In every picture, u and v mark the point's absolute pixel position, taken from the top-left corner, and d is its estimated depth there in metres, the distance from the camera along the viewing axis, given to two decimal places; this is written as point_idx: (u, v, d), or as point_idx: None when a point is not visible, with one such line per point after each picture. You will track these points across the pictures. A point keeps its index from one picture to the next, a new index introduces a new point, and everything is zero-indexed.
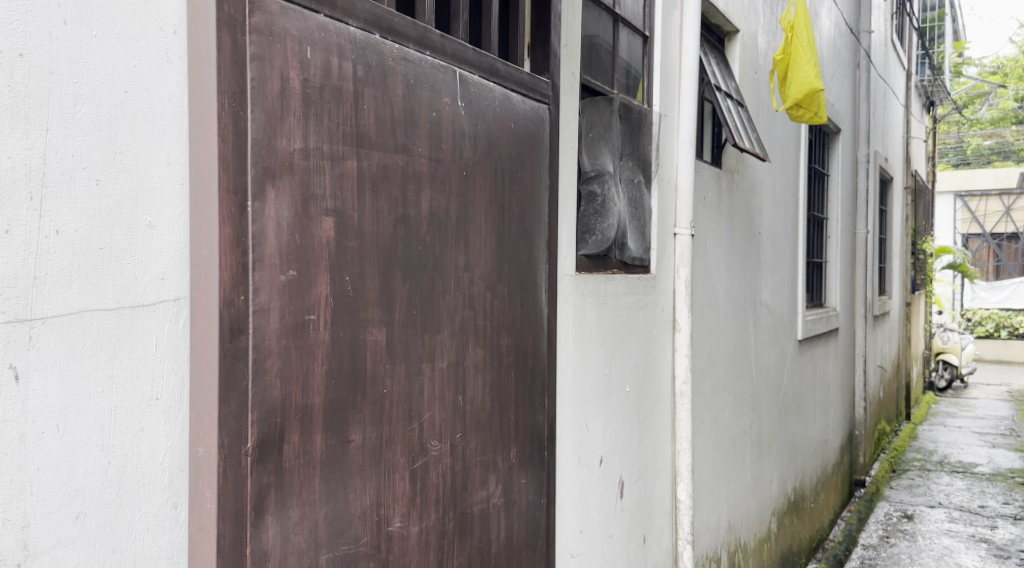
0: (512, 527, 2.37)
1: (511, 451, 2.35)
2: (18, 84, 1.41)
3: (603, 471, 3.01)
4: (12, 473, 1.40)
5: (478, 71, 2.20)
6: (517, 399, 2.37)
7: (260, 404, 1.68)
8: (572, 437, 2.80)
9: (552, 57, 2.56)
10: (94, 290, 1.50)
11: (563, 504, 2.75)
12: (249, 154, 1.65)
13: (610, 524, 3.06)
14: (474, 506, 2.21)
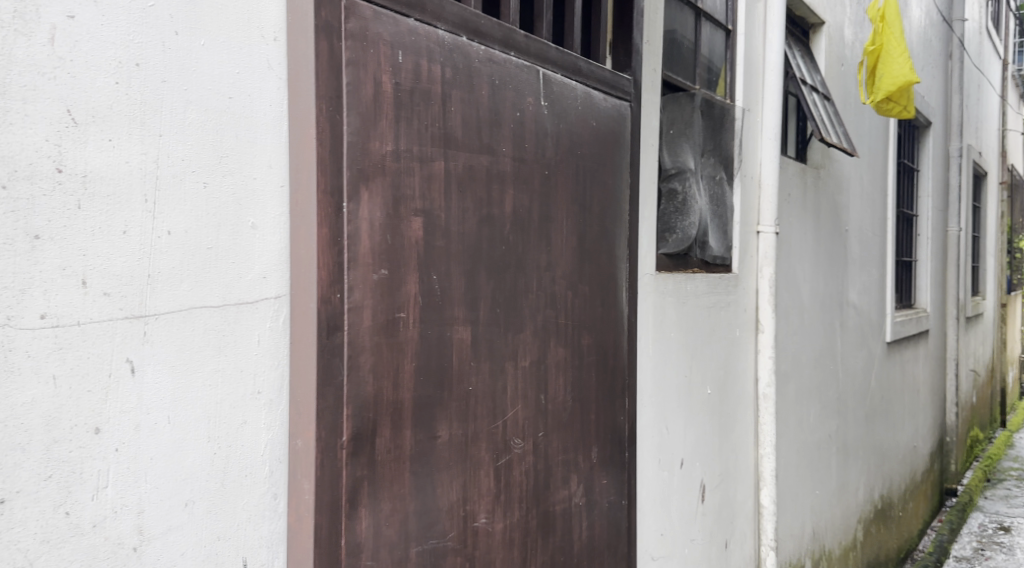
0: (594, 527, 2.40)
1: (592, 451, 2.38)
2: (135, 92, 1.44)
3: (684, 473, 3.01)
4: (128, 462, 1.44)
5: (561, 70, 2.23)
6: (598, 400, 2.40)
7: (354, 399, 1.73)
8: (653, 439, 2.81)
9: (634, 54, 2.57)
10: (202, 288, 1.54)
11: (644, 506, 2.77)
12: (344, 157, 1.70)
13: (691, 527, 3.06)
14: (557, 505, 2.25)
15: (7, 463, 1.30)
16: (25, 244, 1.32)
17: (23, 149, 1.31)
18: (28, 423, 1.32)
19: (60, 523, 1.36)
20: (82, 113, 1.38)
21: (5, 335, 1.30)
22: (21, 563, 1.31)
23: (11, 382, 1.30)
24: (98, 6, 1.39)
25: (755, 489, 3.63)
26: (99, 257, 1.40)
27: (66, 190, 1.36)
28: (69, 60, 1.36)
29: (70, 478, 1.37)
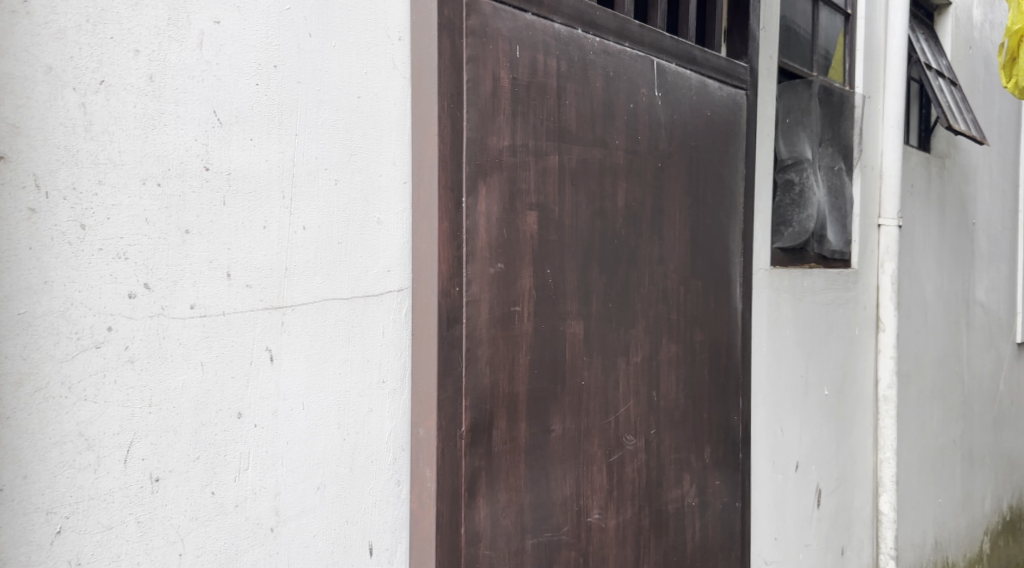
0: (707, 528, 2.38)
1: (705, 452, 2.37)
2: (273, 93, 1.52)
3: (800, 476, 2.96)
4: (266, 445, 1.51)
5: (676, 60, 2.23)
6: (711, 398, 2.38)
7: (473, 390, 1.77)
8: (767, 441, 2.77)
9: (750, 41, 2.54)
10: (333, 280, 1.61)
11: (758, 510, 2.73)
12: (464, 152, 1.74)
13: (806, 532, 3.01)
14: (669, 504, 2.24)
15: (161, 443, 1.38)
16: (176, 238, 1.40)
17: (176, 149, 1.40)
18: (179, 407, 1.40)
19: (206, 501, 1.43)
20: (227, 114, 1.46)
21: (159, 324, 1.38)
22: (173, 537, 1.40)
23: (164, 367, 1.39)
24: (240, 12, 1.47)
25: (874, 495, 3.54)
26: (241, 251, 1.48)
27: (213, 187, 1.44)
28: (215, 64, 1.44)
29: (215, 459, 1.44)
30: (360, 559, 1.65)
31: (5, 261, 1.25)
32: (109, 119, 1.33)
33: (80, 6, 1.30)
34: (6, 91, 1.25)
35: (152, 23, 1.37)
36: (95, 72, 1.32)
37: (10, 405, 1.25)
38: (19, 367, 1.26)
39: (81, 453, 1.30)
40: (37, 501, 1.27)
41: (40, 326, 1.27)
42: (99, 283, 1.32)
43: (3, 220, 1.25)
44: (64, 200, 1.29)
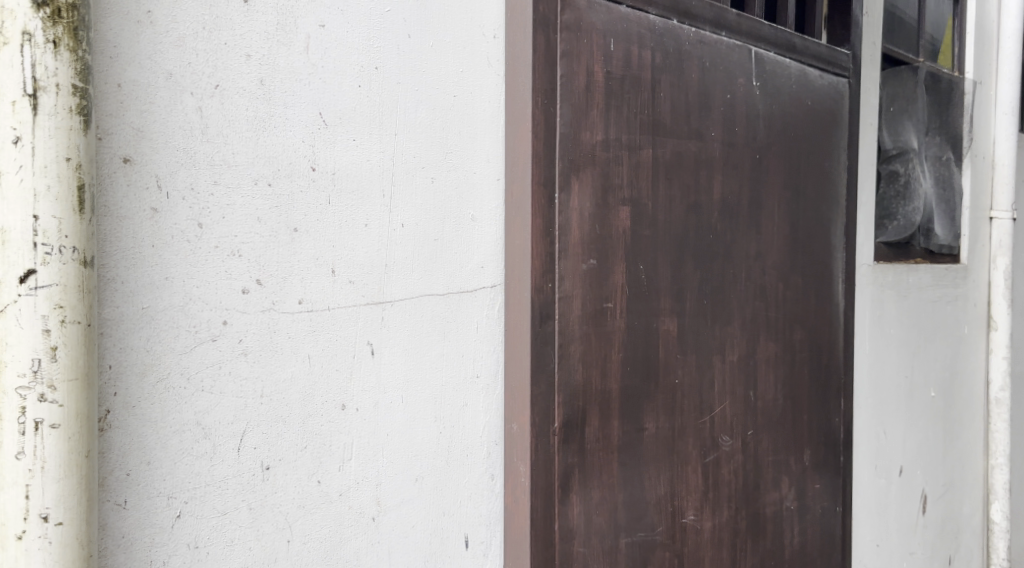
0: (807, 533, 2.34)
1: (804, 454, 2.33)
2: (375, 93, 1.55)
3: (904, 481, 2.88)
4: (368, 437, 1.55)
5: (775, 48, 2.19)
6: (811, 399, 2.34)
7: (566, 387, 1.77)
8: (870, 444, 2.71)
9: (853, 26, 2.48)
10: (430, 277, 1.64)
11: (860, 515, 2.67)
12: (558, 147, 1.75)
13: (910, 540, 2.93)
14: (767, 507, 2.21)
15: (271, 433, 1.43)
16: (286, 236, 1.45)
17: (285, 150, 1.44)
18: (288, 397, 1.45)
19: (313, 490, 1.48)
20: (332, 116, 1.50)
21: (270, 318, 1.43)
22: (282, 524, 1.45)
23: (275, 360, 1.44)
24: (344, 14, 1.51)
25: (983, 502, 3.42)
26: (345, 248, 1.52)
27: (319, 186, 1.48)
28: (321, 66, 1.48)
29: (321, 449, 1.49)
30: (455, 552, 1.68)
31: (131, 258, 1.30)
32: (223, 122, 1.38)
33: (197, 14, 1.35)
34: (131, 97, 1.30)
35: (262, 28, 1.42)
36: (211, 77, 1.37)
37: (135, 395, 1.30)
38: (143, 359, 1.31)
39: (198, 442, 1.36)
40: (159, 486, 1.32)
41: (162, 320, 1.33)
42: (215, 279, 1.38)
43: (129, 219, 1.30)
44: (183, 199, 1.35)
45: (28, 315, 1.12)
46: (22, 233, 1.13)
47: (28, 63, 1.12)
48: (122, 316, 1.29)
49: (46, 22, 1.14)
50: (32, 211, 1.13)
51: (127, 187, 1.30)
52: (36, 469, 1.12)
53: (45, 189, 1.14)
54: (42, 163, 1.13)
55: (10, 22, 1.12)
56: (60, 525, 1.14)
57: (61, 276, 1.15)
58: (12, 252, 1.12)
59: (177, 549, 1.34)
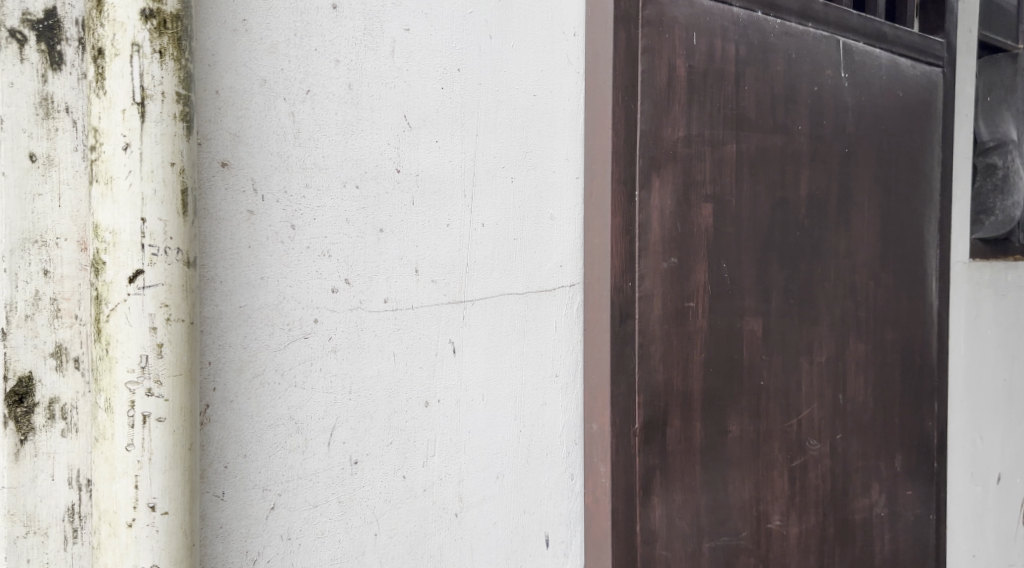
0: (898, 540, 2.27)
1: (896, 459, 2.27)
2: (457, 95, 1.58)
3: (1002, 489, 2.80)
4: (451, 434, 1.57)
5: (864, 38, 2.14)
6: (903, 404, 2.28)
7: (646, 388, 1.77)
8: (965, 449, 2.64)
9: (947, 13, 2.40)
10: (510, 276, 1.65)
11: (953, 525, 2.61)
12: (638, 145, 1.75)
13: (1008, 551, 2.86)
14: (856, 513, 2.16)
15: (359, 428, 1.47)
16: (372, 237, 1.48)
17: (371, 153, 1.48)
18: (375, 394, 1.48)
19: (398, 485, 1.51)
20: (416, 118, 1.53)
21: (358, 316, 1.47)
22: (370, 517, 1.48)
23: (362, 357, 1.47)
24: (427, 17, 1.54)
25: None
26: (428, 248, 1.54)
27: (404, 188, 1.51)
28: (405, 70, 1.51)
29: (406, 444, 1.52)
30: (537, 551, 1.69)
31: (230, 258, 1.35)
32: (314, 127, 1.42)
33: (288, 21, 1.39)
34: (228, 104, 1.35)
35: (350, 33, 1.45)
36: (302, 83, 1.41)
37: (233, 390, 1.35)
38: (240, 356, 1.36)
39: (291, 436, 1.40)
40: (254, 478, 1.37)
41: (258, 318, 1.37)
42: (307, 279, 1.42)
43: (227, 220, 1.35)
44: (277, 202, 1.39)
45: (137, 313, 1.17)
46: (132, 235, 1.18)
47: (136, 73, 1.18)
48: (221, 314, 1.34)
49: (153, 33, 1.19)
50: (141, 214, 1.18)
51: (225, 190, 1.34)
52: (144, 461, 1.17)
53: (151, 193, 1.19)
54: (149, 168, 1.18)
55: (121, 34, 1.18)
56: (166, 514, 1.19)
57: (167, 276, 1.20)
58: (122, 254, 1.17)
59: (271, 540, 1.38)
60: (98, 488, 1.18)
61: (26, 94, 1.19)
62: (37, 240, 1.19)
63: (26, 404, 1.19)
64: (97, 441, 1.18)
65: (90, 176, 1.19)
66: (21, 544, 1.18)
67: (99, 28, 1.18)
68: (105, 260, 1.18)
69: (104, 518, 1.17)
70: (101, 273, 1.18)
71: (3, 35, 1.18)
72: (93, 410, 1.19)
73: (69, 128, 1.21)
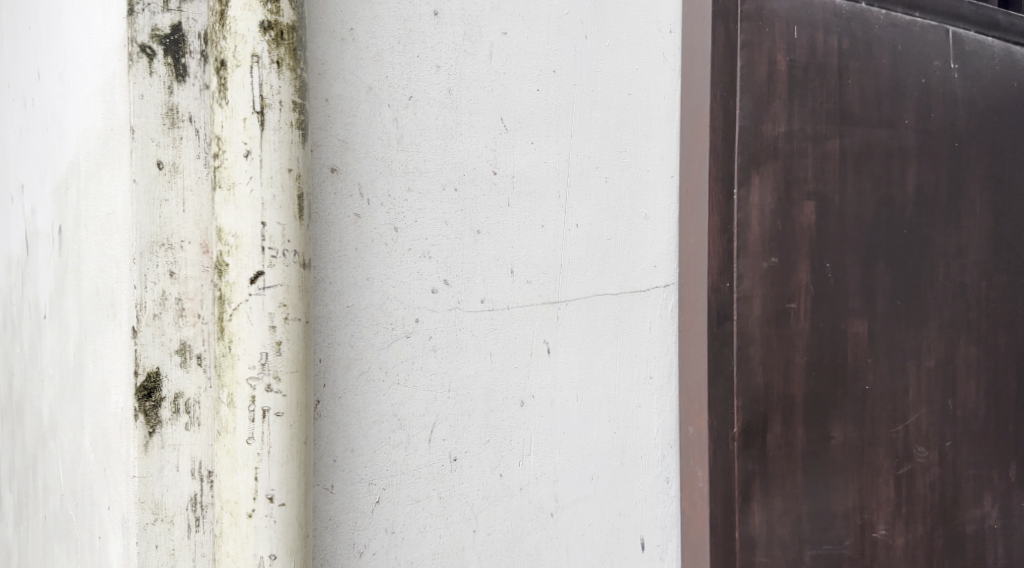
0: (1013, 555, 2.15)
1: (1010, 469, 2.15)
2: (553, 96, 1.59)
3: None
4: (546, 434, 1.59)
5: (975, 26, 2.07)
6: (1018, 410, 2.17)
7: (744, 390, 1.75)
8: None
9: None
10: (604, 277, 1.66)
11: None
12: (736, 141, 1.73)
13: None
14: (966, 525, 2.07)
15: (458, 425, 1.50)
16: (470, 238, 1.51)
17: (470, 156, 1.51)
18: (472, 392, 1.52)
19: (496, 483, 1.54)
20: (512, 121, 1.55)
21: (456, 316, 1.50)
22: (468, 514, 1.51)
23: (460, 356, 1.50)
24: (525, 20, 1.56)
25: None
26: (523, 249, 1.57)
27: (499, 190, 1.54)
28: (503, 73, 1.54)
29: (503, 443, 1.55)
30: (632, 553, 1.70)
31: (338, 260, 1.39)
32: (416, 132, 1.46)
33: (392, 29, 1.43)
34: (338, 111, 1.39)
35: (450, 39, 1.49)
36: (405, 89, 1.45)
37: (341, 387, 1.40)
38: (348, 354, 1.40)
39: (395, 432, 1.44)
40: (361, 473, 1.41)
41: (364, 318, 1.42)
42: (408, 279, 1.45)
43: (336, 223, 1.39)
44: (381, 205, 1.43)
45: (257, 313, 1.23)
46: (253, 238, 1.23)
47: (256, 83, 1.23)
48: (330, 314, 1.39)
49: (272, 44, 1.24)
50: (261, 218, 1.24)
51: (334, 196, 1.39)
52: (264, 453, 1.22)
53: (271, 198, 1.24)
54: (269, 174, 1.24)
55: (242, 47, 1.23)
56: (283, 505, 1.24)
57: (285, 277, 1.25)
58: (244, 256, 1.23)
59: (376, 533, 1.42)
60: (221, 479, 1.24)
61: (154, 105, 1.25)
62: (163, 243, 1.25)
63: (153, 398, 1.24)
64: (220, 434, 1.24)
65: (214, 182, 1.25)
66: (150, 530, 1.24)
67: (222, 40, 1.24)
68: (228, 262, 1.24)
69: (226, 508, 1.23)
70: (224, 275, 1.24)
71: (134, 49, 1.24)
72: (217, 405, 1.25)
73: (193, 137, 1.27)
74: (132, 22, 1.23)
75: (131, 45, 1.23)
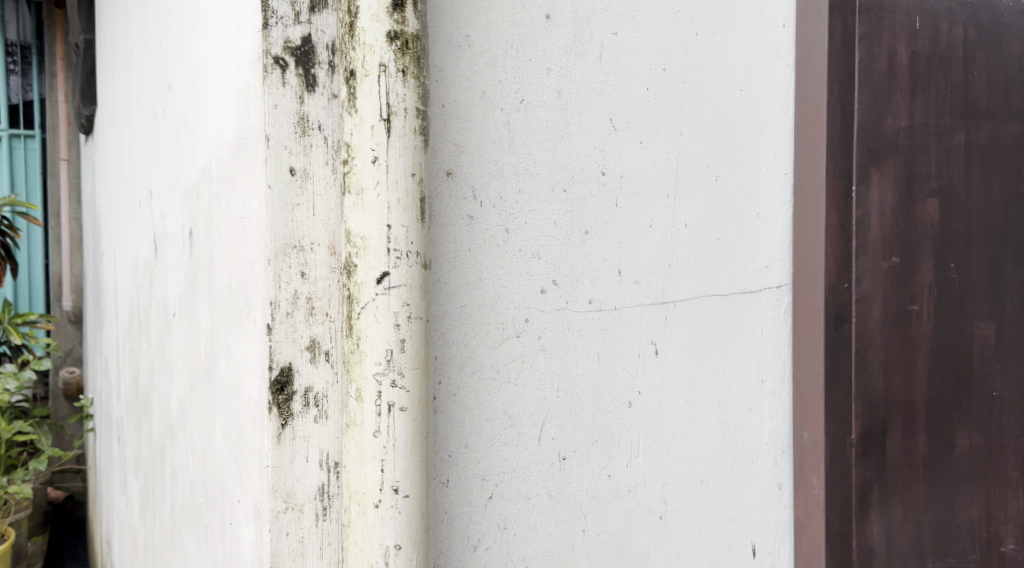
0: None
1: None
2: (662, 94, 1.59)
3: None
4: (655, 435, 1.59)
5: None
6: None
7: (863, 395, 1.71)
8: None
9: None
10: (714, 277, 1.65)
11: None
12: (855, 138, 1.70)
13: None
14: None
15: (567, 424, 1.51)
16: (578, 238, 1.52)
17: (578, 157, 1.52)
18: (581, 392, 1.53)
19: (604, 483, 1.54)
20: (621, 121, 1.55)
21: (565, 316, 1.51)
22: (578, 513, 1.52)
23: (569, 356, 1.52)
24: (635, 19, 1.56)
25: None
26: (631, 249, 1.57)
27: (608, 190, 1.54)
28: (613, 73, 1.54)
29: (611, 444, 1.55)
30: (744, 559, 1.68)
31: (453, 260, 1.43)
32: (527, 135, 1.48)
33: (505, 33, 1.46)
34: (453, 116, 1.42)
35: (562, 42, 1.50)
36: (517, 93, 1.47)
37: (455, 384, 1.43)
38: (461, 352, 1.43)
39: (506, 429, 1.47)
40: (475, 468, 1.44)
41: (477, 317, 1.45)
42: (519, 280, 1.47)
43: (450, 225, 1.42)
44: (493, 207, 1.45)
45: (383, 311, 1.28)
46: (380, 240, 1.29)
47: (383, 91, 1.28)
48: (444, 313, 1.42)
49: (398, 53, 1.29)
50: (387, 221, 1.29)
51: (449, 198, 1.42)
52: (390, 446, 1.28)
53: (396, 202, 1.29)
54: (393, 179, 1.29)
55: (370, 56, 1.29)
56: (407, 497, 1.29)
57: (409, 277, 1.30)
58: (372, 257, 1.28)
59: (488, 529, 1.45)
60: (349, 470, 1.29)
61: (287, 115, 1.30)
62: (295, 245, 1.30)
63: (286, 392, 1.29)
64: (348, 427, 1.30)
65: (343, 188, 1.31)
66: (281, 518, 1.28)
67: (352, 51, 1.30)
68: (356, 263, 1.29)
69: (354, 498, 1.29)
70: (353, 275, 1.29)
71: (268, 61, 1.29)
72: (345, 399, 1.30)
73: (322, 144, 1.32)
74: (267, 35, 1.29)
75: (266, 57, 1.29)
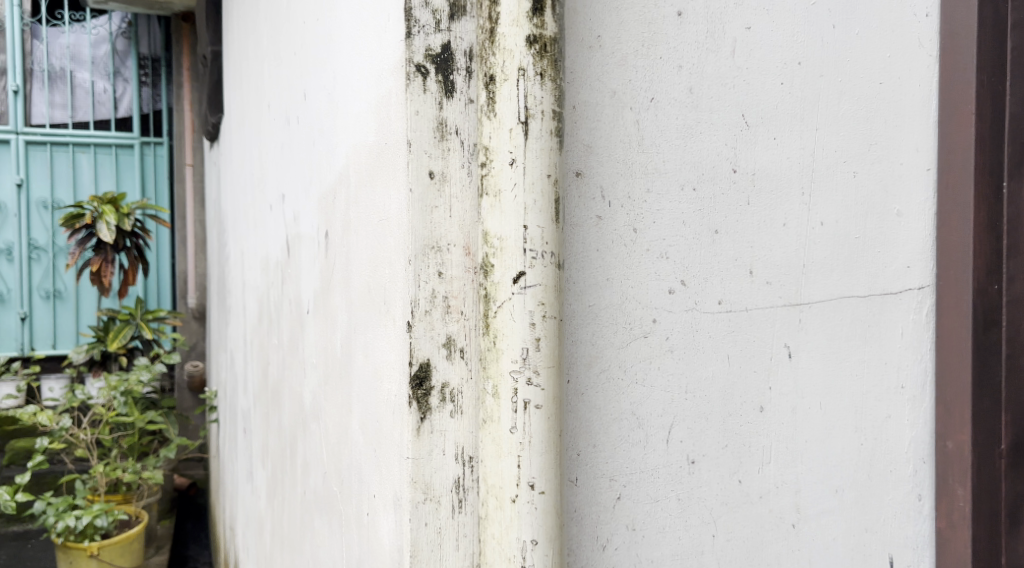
0: None
1: None
2: (798, 89, 1.55)
3: None
4: (788, 440, 1.56)
5: None
6: None
7: (1014, 403, 1.63)
8: None
9: None
10: (850, 278, 1.60)
11: None
12: (1007, 130, 1.61)
13: None
14: None
15: (696, 427, 1.50)
16: (708, 238, 1.50)
17: (709, 155, 1.50)
18: (710, 395, 1.51)
19: (735, 489, 1.52)
20: (753, 117, 1.52)
21: (693, 317, 1.49)
22: (707, 518, 1.50)
23: (698, 357, 1.50)
24: (770, 14, 1.53)
25: None
26: (763, 248, 1.54)
27: (739, 188, 1.52)
28: (746, 68, 1.52)
29: (742, 448, 1.53)
30: None
31: (582, 261, 1.43)
32: (656, 132, 1.46)
33: (637, 32, 1.45)
34: (583, 116, 1.42)
35: (694, 38, 1.48)
36: (647, 91, 1.46)
37: (584, 384, 1.43)
38: (590, 352, 1.43)
39: (634, 430, 1.46)
40: (603, 468, 1.44)
41: (605, 317, 1.44)
42: (648, 280, 1.46)
43: (580, 225, 1.42)
44: (622, 208, 1.44)
45: (519, 311, 1.30)
46: (515, 241, 1.30)
47: (522, 95, 1.30)
48: (574, 313, 1.42)
49: (536, 57, 1.31)
50: (524, 222, 1.30)
51: (578, 199, 1.42)
52: (526, 443, 1.29)
53: (532, 203, 1.30)
54: (530, 179, 1.30)
55: (509, 61, 1.31)
56: (542, 493, 1.30)
57: (544, 277, 1.31)
58: (509, 257, 1.30)
59: (616, 529, 1.44)
60: (486, 465, 1.32)
61: (427, 120, 1.32)
62: (433, 246, 1.32)
63: (424, 386, 1.32)
64: (485, 423, 1.32)
65: (480, 190, 1.33)
66: (421, 509, 1.31)
67: (492, 57, 1.32)
68: (493, 263, 1.32)
69: (492, 492, 1.31)
70: (490, 275, 1.32)
71: (411, 68, 1.31)
72: (481, 395, 1.33)
73: (458, 148, 1.33)
74: (410, 44, 1.31)
75: (408, 65, 1.31)
